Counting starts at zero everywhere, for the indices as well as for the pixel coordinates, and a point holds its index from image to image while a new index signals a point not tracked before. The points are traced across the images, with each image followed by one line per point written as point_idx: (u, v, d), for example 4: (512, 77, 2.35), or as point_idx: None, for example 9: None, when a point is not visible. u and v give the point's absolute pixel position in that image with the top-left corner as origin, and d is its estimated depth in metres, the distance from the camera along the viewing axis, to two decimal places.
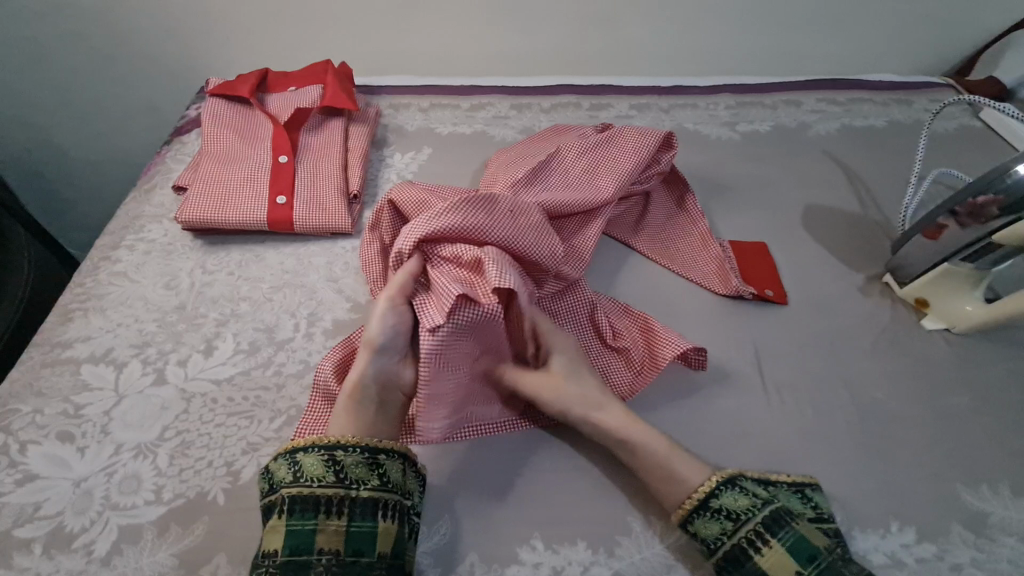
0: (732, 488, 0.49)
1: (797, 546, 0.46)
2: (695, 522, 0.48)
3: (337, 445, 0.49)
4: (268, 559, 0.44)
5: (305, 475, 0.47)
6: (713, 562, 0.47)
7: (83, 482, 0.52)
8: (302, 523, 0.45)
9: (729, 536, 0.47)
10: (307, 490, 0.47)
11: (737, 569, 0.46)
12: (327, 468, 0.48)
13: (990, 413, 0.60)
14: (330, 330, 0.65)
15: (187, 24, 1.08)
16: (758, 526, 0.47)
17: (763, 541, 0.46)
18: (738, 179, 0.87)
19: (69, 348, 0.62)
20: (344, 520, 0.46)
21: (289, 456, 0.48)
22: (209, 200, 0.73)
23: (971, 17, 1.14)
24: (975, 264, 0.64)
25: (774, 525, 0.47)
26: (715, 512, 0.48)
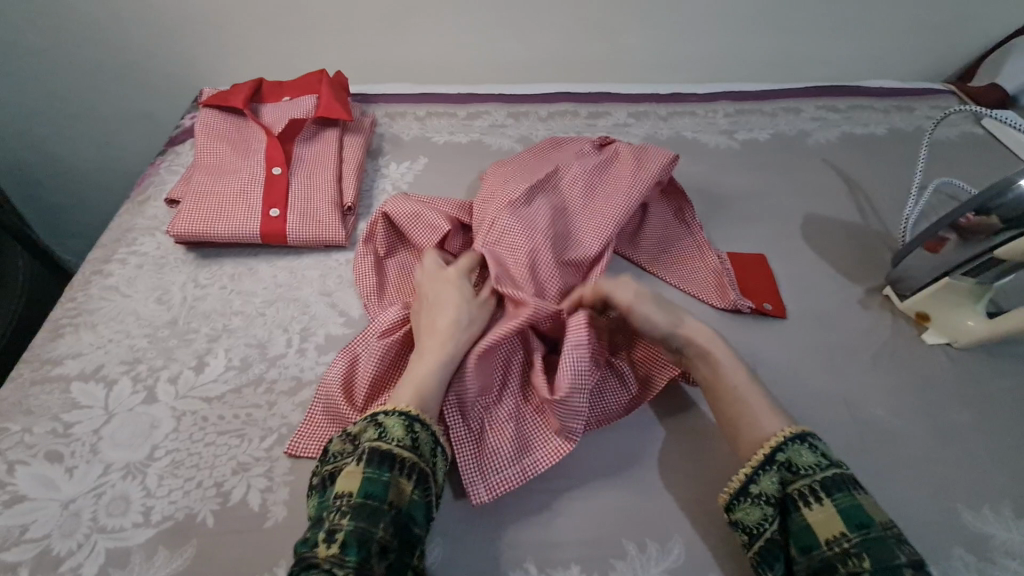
0: (767, 467, 0.49)
1: (853, 514, 0.44)
2: (759, 479, 0.49)
3: (417, 416, 0.49)
4: (342, 499, 0.44)
5: (385, 434, 0.47)
6: (765, 514, 0.48)
7: (71, 504, 0.51)
8: (377, 474, 0.45)
9: (784, 489, 0.48)
10: (387, 447, 0.46)
11: (785, 520, 0.47)
12: (407, 433, 0.48)
13: (992, 430, 0.59)
14: (322, 346, 0.64)
15: (181, 32, 1.07)
16: (814, 483, 0.47)
17: (816, 498, 0.46)
18: (737, 189, 0.87)
19: (59, 366, 0.61)
20: (413, 484, 0.46)
21: (372, 416, 0.49)
22: (202, 213, 0.72)
23: (973, 23, 1.13)
24: (976, 279, 0.63)
25: (834, 487, 0.46)
26: (780, 466, 0.48)
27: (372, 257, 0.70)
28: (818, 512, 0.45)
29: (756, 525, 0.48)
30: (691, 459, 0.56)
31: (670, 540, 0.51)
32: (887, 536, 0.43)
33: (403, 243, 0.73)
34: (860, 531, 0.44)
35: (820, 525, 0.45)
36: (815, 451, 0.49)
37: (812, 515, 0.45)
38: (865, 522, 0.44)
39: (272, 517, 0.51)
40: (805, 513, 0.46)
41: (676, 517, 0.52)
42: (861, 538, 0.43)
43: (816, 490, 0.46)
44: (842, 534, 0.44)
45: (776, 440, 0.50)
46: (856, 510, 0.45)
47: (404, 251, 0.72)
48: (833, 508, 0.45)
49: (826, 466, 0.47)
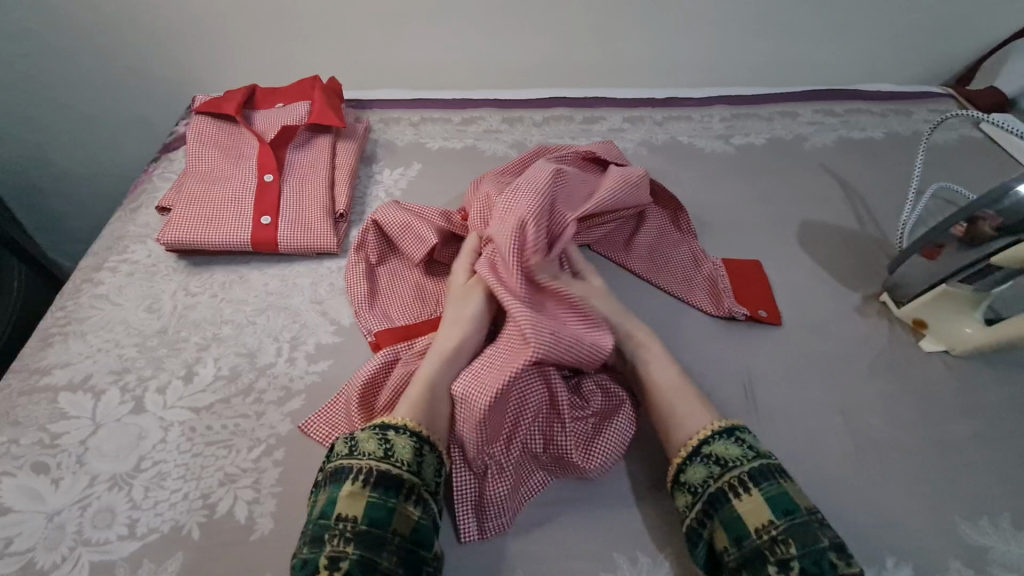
0: (695, 461, 0.50)
1: (776, 500, 0.46)
2: (687, 468, 0.50)
3: (427, 438, 0.50)
4: (346, 524, 0.43)
5: (394, 456, 0.47)
6: (696, 507, 0.48)
7: (56, 516, 0.51)
8: (382, 498, 0.44)
9: (715, 480, 0.48)
10: (395, 470, 0.46)
11: (716, 512, 0.47)
12: (414, 455, 0.48)
13: (990, 440, 0.59)
14: (313, 355, 0.64)
15: (176, 38, 1.07)
16: (742, 474, 0.47)
17: (744, 488, 0.47)
18: (732, 194, 0.86)
19: (47, 375, 0.61)
20: (419, 510, 0.45)
21: (379, 433, 0.48)
22: (192, 220, 0.72)
23: (971, 26, 1.13)
24: (975, 285, 0.63)
25: (760, 476, 0.47)
26: (706, 458, 0.50)
27: (363, 264, 0.70)
28: (747, 502, 0.46)
29: (691, 517, 0.48)
30: None
31: (661, 552, 0.50)
32: (811, 521, 0.45)
33: (394, 251, 0.73)
34: (786, 517, 0.45)
35: (749, 514, 0.45)
36: (741, 443, 0.50)
37: (742, 504, 0.46)
38: (790, 508, 0.45)
39: (259, 530, 0.51)
40: (734, 503, 0.46)
41: (669, 530, 0.51)
42: (787, 524, 0.44)
43: (744, 480, 0.47)
44: (770, 521, 0.45)
45: (705, 433, 0.51)
46: (782, 497, 0.46)
47: (395, 259, 0.72)
48: (760, 496, 0.46)
49: (751, 456, 0.49)
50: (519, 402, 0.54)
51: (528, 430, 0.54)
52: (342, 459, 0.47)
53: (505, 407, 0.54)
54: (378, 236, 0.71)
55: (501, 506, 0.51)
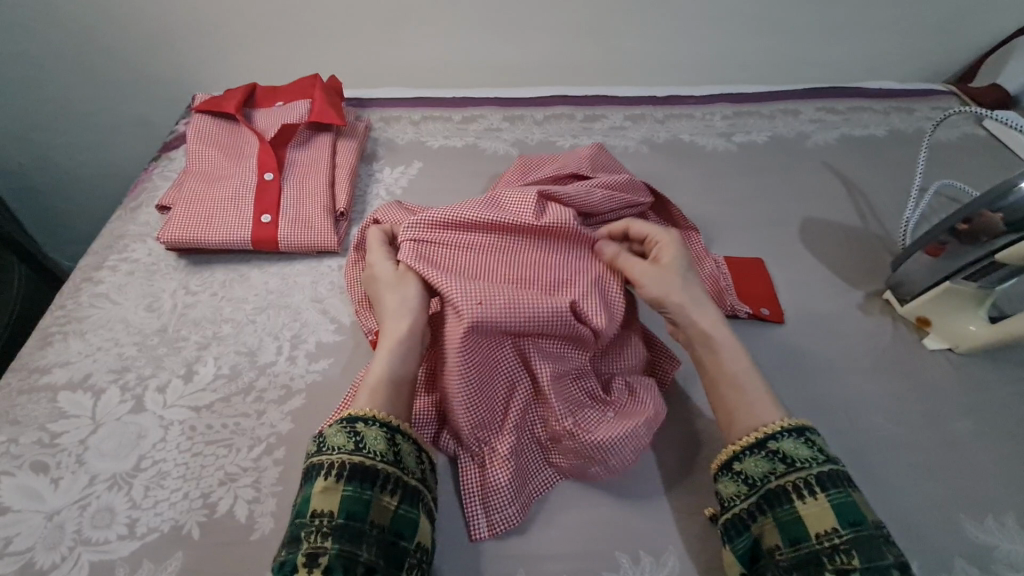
0: (759, 454, 0.48)
1: (843, 509, 0.44)
2: (745, 459, 0.48)
3: (397, 427, 0.48)
4: (322, 519, 0.43)
5: (366, 447, 0.46)
6: (749, 499, 0.47)
7: (56, 516, 0.50)
8: (357, 491, 0.44)
9: (778, 477, 0.46)
10: (368, 461, 0.45)
11: (771, 508, 0.45)
12: (389, 446, 0.47)
13: (995, 438, 0.58)
14: (314, 353, 0.64)
15: (176, 37, 1.07)
16: (809, 476, 0.45)
17: (809, 492, 0.45)
18: (734, 192, 0.86)
19: (47, 374, 0.61)
20: (395, 499, 0.45)
21: (348, 426, 0.47)
22: (192, 219, 0.72)
23: (973, 23, 1.12)
24: (979, 283, 0.62)
25: (829, 482, 0.45)
26: (771, 454, 0.48)
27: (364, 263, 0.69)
28: (811, 506, 0.44)
29: (741, 508, 0.47)
30: (688, 469, 0.55)
31: (665, 551, 0.50)
32: (877, 536, 0.43)
33: None
34: (851, 528, 0.43)
35: (813, 519, 0.44)
36: (811, 445, 0.48)
37: (805, 508, 0.45)
38: (857, 519, 0.43)
39: (259, 529, 0.50)
40: (796, 505, 0.45)
41: (672, 529, 0.51)
42: (852, 535, 0.43)
43: (812, 483, 0.45)
44: (833, 529, 0.43)
45: (772, 428, 0.49)
46: (849, 506, 0.44)
47: None
48: (827, 502, 0.44)
49: (821, 459, 0.47)
50: (505, 386, 0.54)
51: (520, 419, 0.53)
52: (315, 456, 0.46)
53: (493, 393, 0.53)
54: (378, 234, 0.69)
55: (504, 499, 0.50)
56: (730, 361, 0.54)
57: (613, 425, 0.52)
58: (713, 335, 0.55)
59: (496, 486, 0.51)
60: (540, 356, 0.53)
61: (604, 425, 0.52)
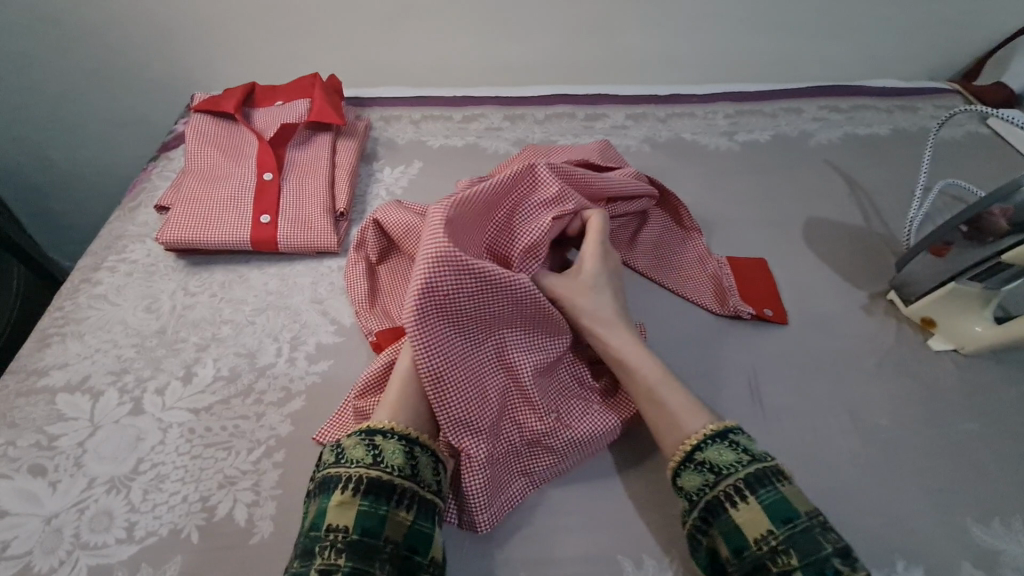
0: (690, 467, 0.48)
1: (775, 507, 0.44)
2: (681, 475, 0.48)
3: (417, 440, 0.48)
4: (337, 534, 0.42)
5: (384, 461, 0.46)
6: (692, 515, 0.46)
7: (53, 519, 0.50)
8: (372, 506, 0.43)
9: (710, 488, 0.46)
10: (386, 476, 0.45)
11: (713, 521, 0.45)
12: (406, 460, 0.46)
13: (1001, 439, 0.58)
14: (314, 354, 0.63)
15: (175, 36, 1.06)
16: (737, 481, 0.45)
17: (740, 497, 0.45)
18: (736, 192, 0.85)
19: (44, 376, 0.60)
20: (411, 514, 0.44)
21: (367, 438, 0.47)
22: (191, 219, 0.71)
23: (977, 21, 1.12)
24: (983, 283, 0.61)
25: (757, 483, 0.45)
26: (700, 465, 0.47)
27: (363, 264, 0.69)
28: (744, 511, 0.44)
29: (688, 525, 0.46)
30: None
31: (668, 554, 0.49)
32: (812, 527, 0.43)
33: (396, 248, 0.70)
34: (786, 526, 0.43)
35: (748, 525, 0.43)
36: (735, 448, 0.47)
37: (740, 514, 0.44)
38: (790, 515, 0.43)
39: (259, 533, 0.50)
40: (731, 513, 0.44)
41: (674, 532, 0.51)
42: (787, 534, 0.42)
43: (741, 488, 0.45)
44: (769, 531, 0.43)
45: (697, 438, 0.49)
46: (780, 504, 0.44)
47: (397, 255, 0.70)
48: (759, 505, 0.44)
49: (746, 461, 0.46)
50: (489, 385, 0.52)
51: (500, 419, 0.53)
52: (331, 467, 0.46)
53: (479, 391, 0.51)
54: (378, 234, 0.68)
55: (486, 501, 0.49)
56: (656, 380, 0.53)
57: (593, 422, 0.54)
58: (633, 357, 0.55)
59: (479, 489, 0.49)
60: (525, 355, 0.54)
61: (583, 425, 0.54)
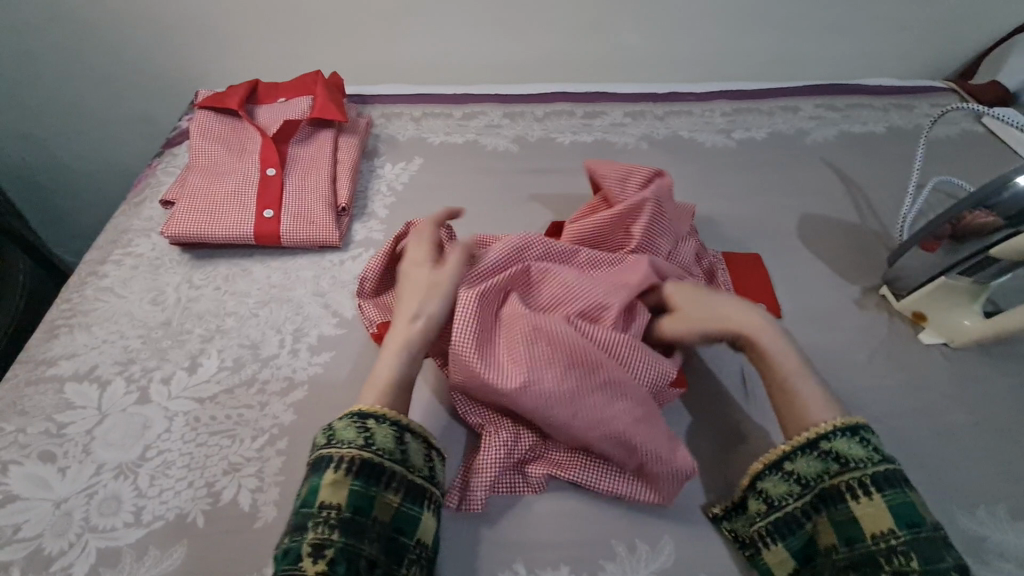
0: (811, 454, 0.50)
1: (900, 510, 0.45)
2: (796, 460, 0.50)
3: (407, 426, 0.50)
4: (329, 511, 0.44)
5: (375, 444, 0.47)
6: (803, 498, 0.49)
7: (63, 504, 0.52)
8: (363, 488, 0.45)
9: (833, 477, 0.48)
10: (376, 458, 0.47)
11: (827, 508, 0.48)
12: (397, 445, 0.48)
13: (989, 430, 0.59)
14: (316, 346, 0.65)
15: (179, 35, 1.08)
16: (865, 477, 0.47)
17: (865, 493, 0.46)
18: (732, 189, 0.86)
19: (53, 366, 0.62)
20: (398, 496, 0.46)
21: (358, 421, 0.48)
22: (195, 214, 0.73)
23: (973, 21, 1.13)
24: (973, 278, 0.63)
25: (885, 483, 0.47)
26: (825, 454, 0.49)
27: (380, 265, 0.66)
28: (866, 506, 0.46)
29: (794, 507, 0.49)
30: None
31: (661, 540, 0.51)
32: (935, 536, 0.44)
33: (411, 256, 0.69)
34: (909, 529, 0.44)
35: (869, 520, 0.46)
36: (865, 444, 0.49)
37: (860, 508, 0.46)
38: (915, 521, 0.45)
39: (262, 517, 0.51)
40: (852, 505, 0.47)
41: (669, 518, 0.52)
42: (909, 536, 0.44)
43: (867, 483, 0.47)
44: (890, 530, 0.45)
45: (824, 429, 0.50)
46: (905, 507, 0.45)
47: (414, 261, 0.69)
48: (883, 503, 0.46)
49: (874, 458, 0.48)
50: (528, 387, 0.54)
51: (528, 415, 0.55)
52: (322, 447, 0.47)
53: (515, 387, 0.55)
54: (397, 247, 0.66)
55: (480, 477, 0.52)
56: (782, 360, 0.55)
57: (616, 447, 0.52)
58: (760, 333, 0.57)
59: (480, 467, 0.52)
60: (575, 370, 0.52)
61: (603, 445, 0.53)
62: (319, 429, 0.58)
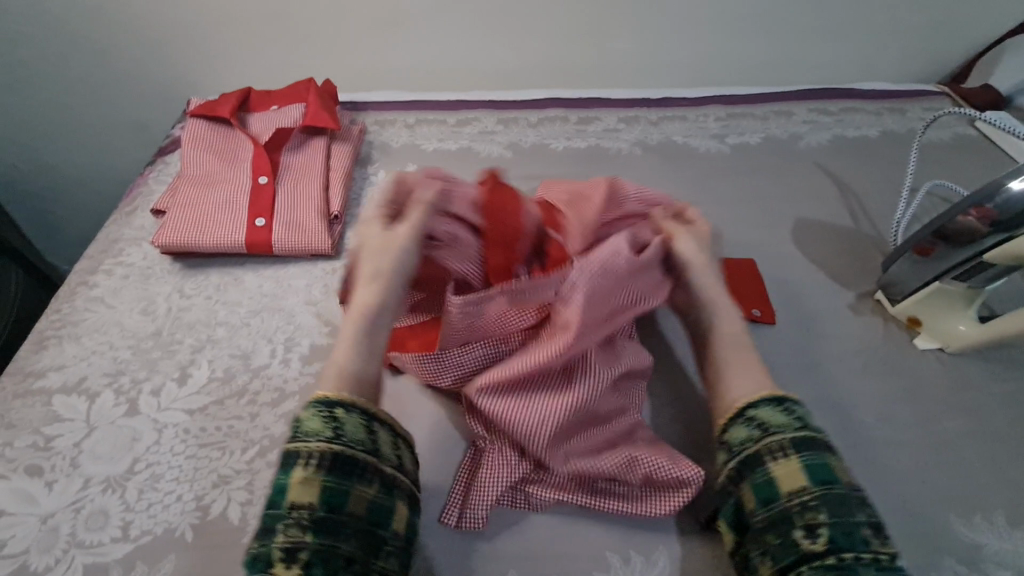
0: (739, 422, 0.50)
1: (814, 469, 0.45)
2: (728, 429, 0.50)
3: (374, 414, 0.48)
4: (299, 511, 0.42)
5: (344, 434, 0.45)
6: (730, 465, 0.48)
7: (49, 519, 0.51)
8: (337, 483, 0.43)
9: (756, 442, 0.48)
10: (346, 450, 0.44)
11: (749, 472, 0.47)
12: (367, 434, 0.46)
13: (984, 436, 0.59)
14: (308, 356, 0.64)
15: (174, 43, 1.08)
16: (786, 441, 0.47)
17: (782, 454, 0.46)
18: (726, 194, 0.86)
19: (42, 378, 0.61)
20: (372, 488, 0.44)
21: (325, 411, 0.46)
22: (186, 223, 0.72)
23: (965, 25, 1.13)
24: (967, 282, 0.63)
25: (804, 446, 0.47)
26: (750, 421, 0.49)
27: None
28: (784, 466, 0.46)
29: (724, 475, 0.49)
30: None
31: (655, 550, 0.50)
32: (849, 495, 0.44)
33: None
34: (821, 486, 0.44)
35: (786, 478, 0.45)
36: (789, 413, 0.49)
37: (778, 468, 0.46)
38: (828, 479, 0.45)
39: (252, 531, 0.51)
40: (769, 466, 0.46)
41: (667, 526, 0.52)
42: (822, 492, 0.44)
43: (786, 446, 0.47)
44: (803, 487, 0.44)
45: (756, 398, 0.51)
46: (822, 468, 0.45)
47: None
48: (799, 463, 0.46)
49: (798, 426, 0.48)
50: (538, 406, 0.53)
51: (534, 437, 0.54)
52: (290, 441, 0.45)
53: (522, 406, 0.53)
54: None
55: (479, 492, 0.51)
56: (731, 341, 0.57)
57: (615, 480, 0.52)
58: (717, 301, 0.59)
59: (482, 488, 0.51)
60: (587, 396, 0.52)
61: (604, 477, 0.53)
62: None
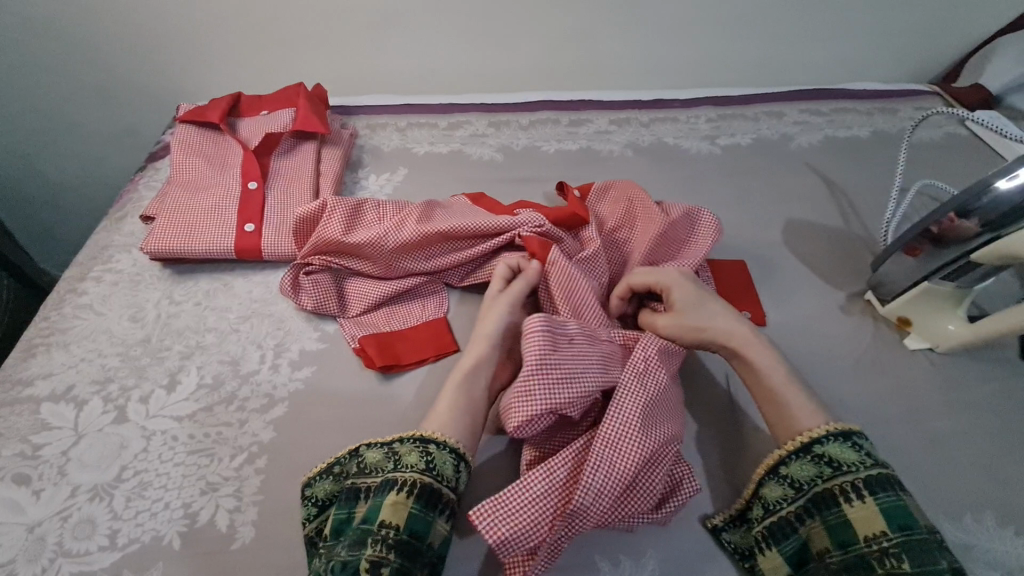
0: (804, 458, 0.50)
1: (893, 513, 0.45)
2: (790, 463, 0.50)
3: (464, 455, 0.51)
4: (389, 531, 0.44)
5: (436, 469, 0.49)
6: (797, 502, 0.49)
7: (36, 528, 0.51)
8: (422, 512, 0.46)
9: (824, 481, 0.48)
10: (437, 484, 0.48)
11: (820, 512, 0.47)
12: (453, 472, 0.49)
13: (976, 437, 0.59)
14: (296, 361, 0.64)
15: (164, 47, 1.07)
16: (857, 480, 0.47)
17: (857, 495, 0.46)
18: (717, 195, 0.86)
19: (30, 386, 0.61)
20: (446, 523, 0.47)
21: (421, 446, 0.50)
22: (176, 229, 0.72)
23: (956, 25, 1.14)
24: (955, 283, 0.63)
25: (877, 485, 0.46)
26: (817, 458, 0.49)
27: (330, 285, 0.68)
28: (859, 509, 0.46)
29: (789, 510, 0.49)
30: None
31: (644, 554, 0.50)
32: (931, 542, 0.43)
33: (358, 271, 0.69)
34: (901, 532, 0.44)
35: (861, 522, 0.45)
36: (858, 449, 0.49)
37: (852, 511, 0.46)
38: (909, 524, 0.44)
39: (240, 539, 0.51)
40: (843, 508, 0.46)
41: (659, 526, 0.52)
42: (903, 539, 0.43)
43: (859, 487, 0.47)
44: (882, 532, 0.44)
45: (818, 433, 0.50)
46: (900, 511, 0.45)
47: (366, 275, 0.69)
48: (875, 506, 0.45)
49: (869, 463, 0.48)
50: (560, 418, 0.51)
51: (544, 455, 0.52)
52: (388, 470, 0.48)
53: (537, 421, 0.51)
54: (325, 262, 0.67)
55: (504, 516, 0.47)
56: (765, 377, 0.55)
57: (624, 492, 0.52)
58: (747, 347, 0.57)
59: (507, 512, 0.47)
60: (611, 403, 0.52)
61: None
62: (298, 445, 0.57)
